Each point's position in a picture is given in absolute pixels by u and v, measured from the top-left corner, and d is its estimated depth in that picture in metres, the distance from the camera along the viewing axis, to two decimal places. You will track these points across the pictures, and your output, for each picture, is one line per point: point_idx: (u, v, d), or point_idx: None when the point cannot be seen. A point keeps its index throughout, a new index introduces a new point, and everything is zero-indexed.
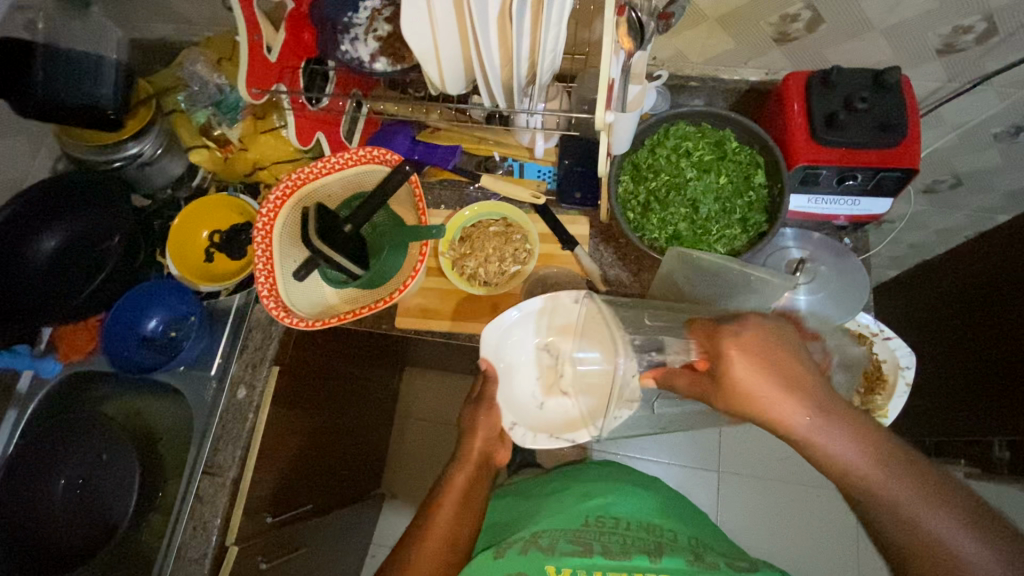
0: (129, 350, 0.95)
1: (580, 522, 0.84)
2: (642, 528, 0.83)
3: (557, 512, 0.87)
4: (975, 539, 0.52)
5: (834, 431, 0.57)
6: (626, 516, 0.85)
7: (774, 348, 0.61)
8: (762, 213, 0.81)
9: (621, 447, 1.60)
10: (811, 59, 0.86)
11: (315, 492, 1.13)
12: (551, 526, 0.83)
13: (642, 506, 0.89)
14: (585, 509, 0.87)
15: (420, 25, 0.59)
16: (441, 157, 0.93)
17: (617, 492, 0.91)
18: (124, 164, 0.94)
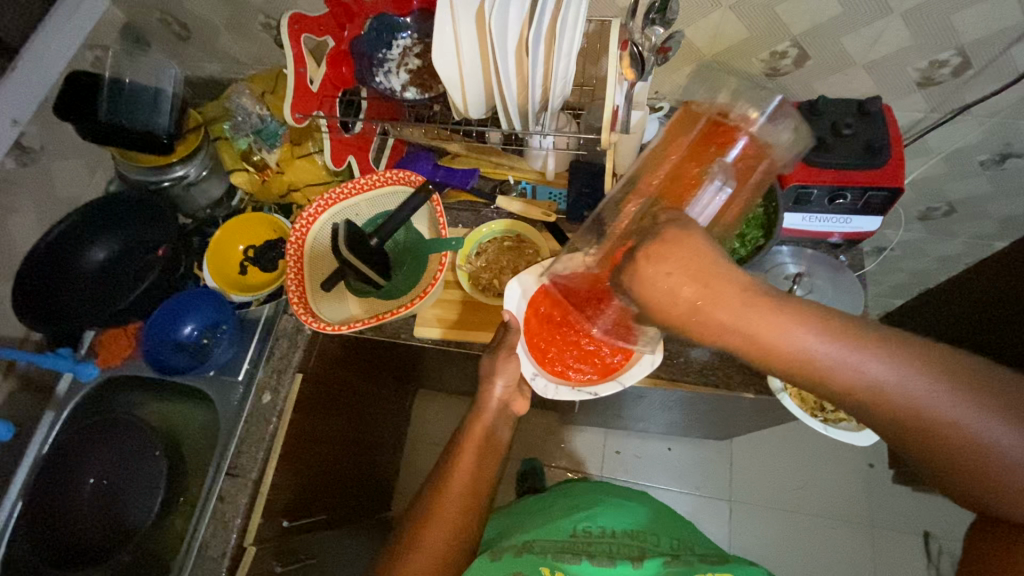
0: (164, 353, 1.01)
1: (567, 530, 0.84)
2: (628, 534, 0.84)
3: (547, 524, 0.88)
4: (963, 402, 0.44)
5: (775, 323, 0.49)
6: (612, 524, 0.86)
7: (693, 253, 0.51)
8: (759, 229, 0.85)
9: (631, 473, 1.60)
10: (801, 91, 0.94)
11: (327, 504, 1.15)
12: (541, 535, 0.84)
13: (629, 512, 0.90)
14: (573, 518, 0.88)
15: (448, 54, 0.67)
16: (461, 179, 1.01)
17: (603, 501, 0.92)
18: (171, 184, 1.04)
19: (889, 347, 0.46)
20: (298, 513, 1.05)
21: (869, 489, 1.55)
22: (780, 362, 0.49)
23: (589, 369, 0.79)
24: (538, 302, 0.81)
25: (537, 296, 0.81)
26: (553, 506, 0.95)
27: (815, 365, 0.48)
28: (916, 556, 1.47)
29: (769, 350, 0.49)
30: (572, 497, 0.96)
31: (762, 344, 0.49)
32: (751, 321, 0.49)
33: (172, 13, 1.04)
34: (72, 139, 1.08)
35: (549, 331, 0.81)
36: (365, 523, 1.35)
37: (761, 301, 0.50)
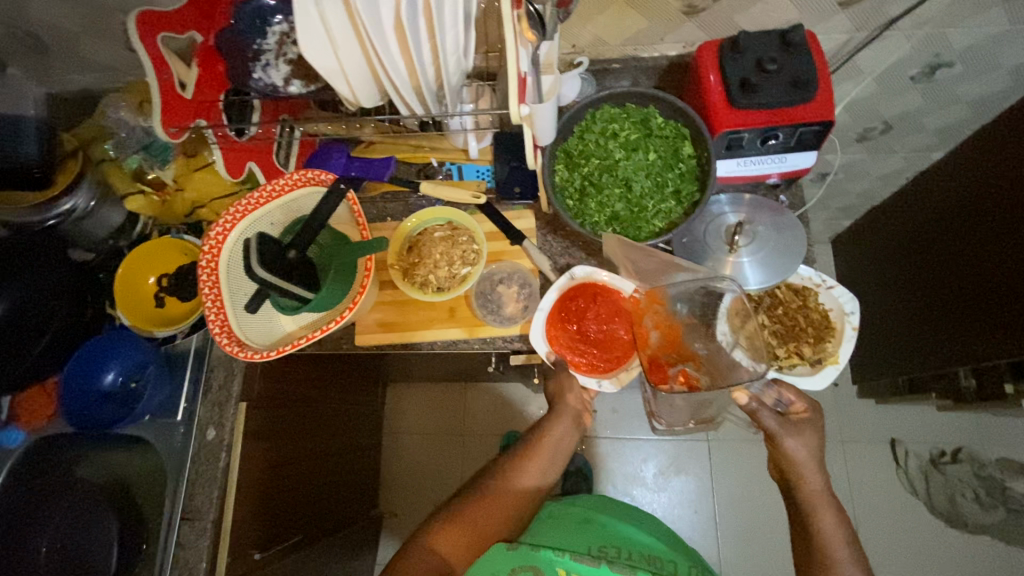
0: (91, 405, 0.94)
1: (588, 547, 0.88)
2: (646, 562, 0.88)
3: (567, 536, 0.92)
4: None
5: (830, 510, 0.75)
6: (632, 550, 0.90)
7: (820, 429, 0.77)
8: (694, 183, 0.81)
9: (609, 431, 1.62)
10: (723, 27, 0.88)
11: (302, 522, 1.12)
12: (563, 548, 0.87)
13: (643, 539, 0.94)
14: (592, 538, 0.91)
15: (321, 44, 0.59)
16: (377, 170, 0.94)
17: (619, 522, 0.98)
18: (58, 220, 0.93)
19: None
20: (269, 541, 1.00)
21: (837, 405, 1.60)
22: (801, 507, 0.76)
23: (625, 352, 0.84)
24: (554, 328, 0.85)
25: (550, 327, 0.85)
26: (571, 521, 0.97)
27: (812, 511, 0.76)
28: (885, 462, 1.54)
29: (816, 514, 0.75)
30: (590, 516, 0.99)
31: (806, 511, 0.76)
32: (816, 498, 0.76)
33: (16, 24, 0.90)
34: None
35: (579, 343, 0.85)
36: (350, 528, 1.34)
37: (823, 492, 0.76)
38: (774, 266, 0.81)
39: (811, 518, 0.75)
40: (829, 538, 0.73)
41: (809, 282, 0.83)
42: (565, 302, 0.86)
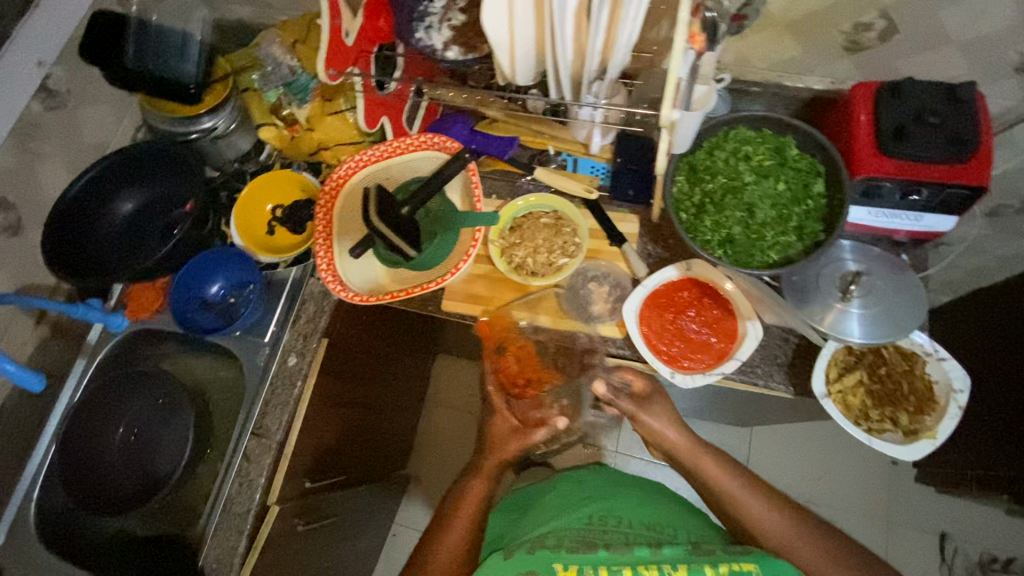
0: (191, 311, 0.99)
1: (582, 520, 0.86)
2: (644, 527, 0.85)
3: (562, 514, 0.90)
4: None
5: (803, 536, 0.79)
6: (627, 516, 0.87)
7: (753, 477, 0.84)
8: (819, 222, 0.79)
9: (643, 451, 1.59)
10: (881, 71, 0.84)
11: (347, 465, 1.16)
12: (560, 525, 0.85)
13: (646, 510, 0.90)
14: (586, 507, 0.90)
15: (499, 16, 0.61)
16: (498, 148, 0.96)
17: (617, 494, 0.94)
18: (200, 137, 0.99)
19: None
20: (318, 474, 1.05)
21: (888, 483, 1.52)
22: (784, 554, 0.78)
23: (710, 357, 0.82)
24: (647, 308, 0.85)
25: (643, 308, 0.85)
26: (567, 496, 0.95)
27: (793, 549, 0.79)
28: (927, 552, 1.46)
29: (794, 548, 0.78)
30: (585, 489, 0.96)
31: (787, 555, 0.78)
32: (787, 536, 0.79)
33: None
34: (99, 85, 0.98)
35: (666, 334, 0.84)
36: (381, 484, 1.38)
37: (790, 530, 0.80)
38: (881, 326, 0.78)
39: (790, 553, 0.78)
40: (822, 561, 0.77)
41: (918, 349, 0.79)
42: (668, 290, 0.85)
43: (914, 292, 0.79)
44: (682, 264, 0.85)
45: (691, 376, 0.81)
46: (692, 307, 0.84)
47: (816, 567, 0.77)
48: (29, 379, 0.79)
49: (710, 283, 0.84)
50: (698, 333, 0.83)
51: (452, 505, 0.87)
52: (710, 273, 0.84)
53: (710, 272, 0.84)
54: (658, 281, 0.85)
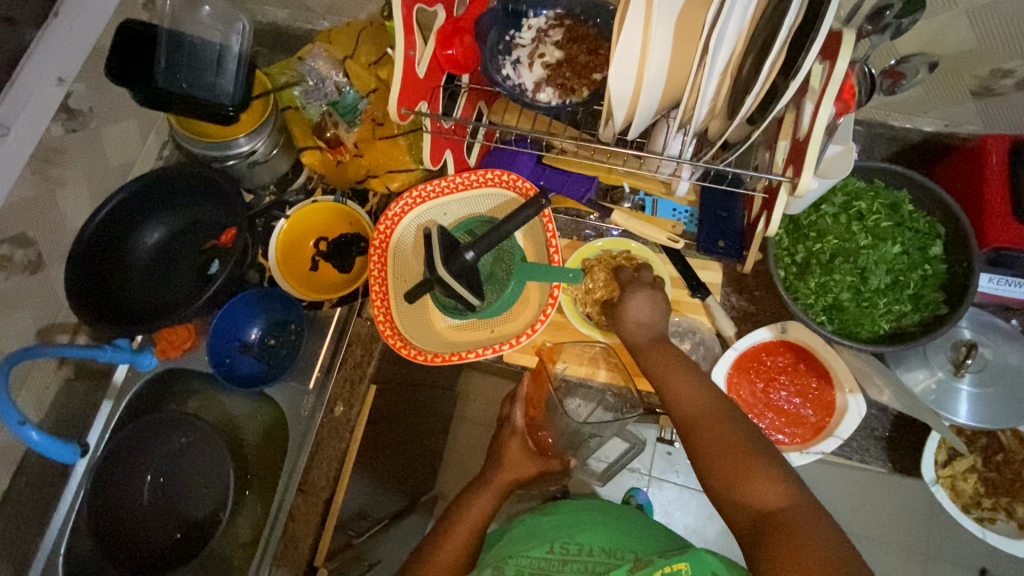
0: (231, 356, 0.91)
1: (542, 550, 0.68)
2: (602, 553, 0.65)
3: (523, 539, 0.72)
4: None
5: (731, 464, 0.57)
6: (588, 542, 0.68)
7: None
8: (938, 290, 0.72)
9: (685, 475, 1.19)
10: (1009, 119, 0.75)
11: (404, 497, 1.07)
12: (514, 556, 0.67)
13: (630, 537, 0.69)
14: (550, 535, 0.70)
15: (626, 68, 0.54)
16: (574, 188, 0.86)
17: (592, 519, 0.73)
18: (237, 162, 0.89)
19: (807, 513, 0.53)
20: (365, 524, 0.94)
21: None
22: (725, 468, 0.57)
23: (807, 430, 0.76)
24: (738, 374, 0.78)
25: (732, 374, 0.78)
26: (531, 523, 0.75)
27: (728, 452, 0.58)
28: None
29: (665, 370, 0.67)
30: (551, 514, 0.76)
31: (717, 459, 0.58)
32: (736, 441, 0.58)
33: None
34: (122, 99, 0.91)
35: (758, 404, 0.77)
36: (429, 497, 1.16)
37: (714, 405, 0.62)
38: (999, 409, 0.72)
39: (721, 457, 0.58)
40: (727, 438, 0.59)
41: None
42: (758, 353, 0.78)
43: None
44: (777, 327, 0.77)
45: (787, 452, 0.75)
46: (785, 373, 0.77)
47: (746, 471, 0.56)
48: (64, 452, 0.74)
49: (805, 349, 0.77)
50: (791, 403, 0.77)
51: (454, 513, 0.72)
52: (810, 339, 0.76)
53: (807, 337, 0.76)
54: (750, 343, 0.78)
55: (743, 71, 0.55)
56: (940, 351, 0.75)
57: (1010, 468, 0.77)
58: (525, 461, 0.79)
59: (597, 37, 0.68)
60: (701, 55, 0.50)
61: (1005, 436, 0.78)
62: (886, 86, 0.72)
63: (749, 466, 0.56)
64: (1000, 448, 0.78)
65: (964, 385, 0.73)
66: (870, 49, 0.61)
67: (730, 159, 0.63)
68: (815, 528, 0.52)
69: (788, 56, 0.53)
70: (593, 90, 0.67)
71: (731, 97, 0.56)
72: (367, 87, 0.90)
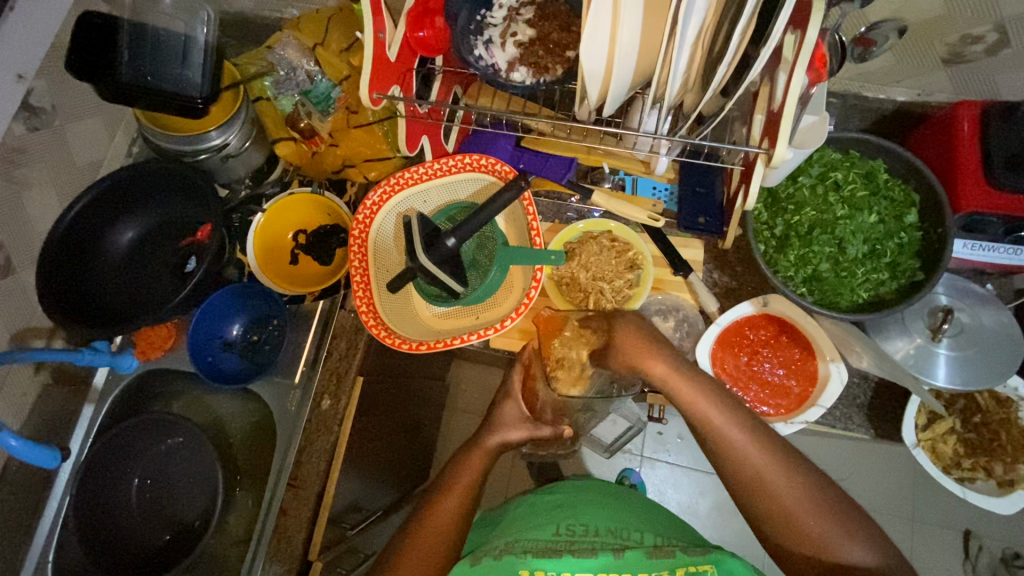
0: (214, 354, 0.90)
1: (547, 532, 0.68)
2: (607, 533, 0.67)
3: (526, 520, 0.73)
4: None
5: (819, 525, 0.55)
6: (593, 523, 0.69)
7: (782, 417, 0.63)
8: (914, 257, 0.73)
9: (675, 454, 1.21)
10: (980, 86, 0.75)
11: (396, 486, 1.07)
12: (522, 538, 0.67)
13: (631, 519, 0.71)
14: (553, 518, 0.71)
15: (599, 42, 0.53)
16: (554, 170, 0.85)
17: (595, 502, 0.74)
18: (209, 156, 0.87)
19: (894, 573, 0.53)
20: (359, 517, 0.96)
21: None
22: (795, 528, 0.56)
23: (790, 401, 0.77)
24: (720, 349, 0.78)
25: (716, 350, 0.78)
26: (531, 506, 0.76)
27: (811, 520, 0.56)
28: None
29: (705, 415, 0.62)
30: (549, 496, 0.78)
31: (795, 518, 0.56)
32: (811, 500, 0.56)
33: None
34: (85, 95, 0.88)
35: (742, 377, 0.78)
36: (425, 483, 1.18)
37: (773, 453, 0.59)
38: (976, 371, 0.73)
39: (800, 521, 0.56)
40: (808, 500, 0.56)
41: (1012, 395, 0.78)
42: (741, 328, 0.79)
43: (1014, 330, 0.75)
44: (758, 301, 0.78)
45: (772, 423, 0.76)
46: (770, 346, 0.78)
47: (836, 535, 0.55)
48: (43, 458, 0.73)
49: (785, 322, 0.78)
50: (774, 373, 0.78)
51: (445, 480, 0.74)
52: (793, 312, 0.77)
53: (789, 309, 0.77)
54: (733, 317, 0.78)
55: (714, 42, 0.55)
56: (918, 316, 0.76)
57: (989, 429, 0.79)
58: (520, 421, 0.80)
59: (568, 14, 0.67)
60: (671, 29, 0.49)
61: (982, 397, 0.80)
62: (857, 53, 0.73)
63: (824, 525, 0.55)
64: (977, 409, 0.80)
65: (942, 348, 0.74)
66: (840, 17, 0.60)
67: (705, 134, 0.63)
68: None
69: (757, 26, 0.53)
70: (567, 67, 0.66)
71: (705, 69, 0.56)
72: (340, 74, 0.88)
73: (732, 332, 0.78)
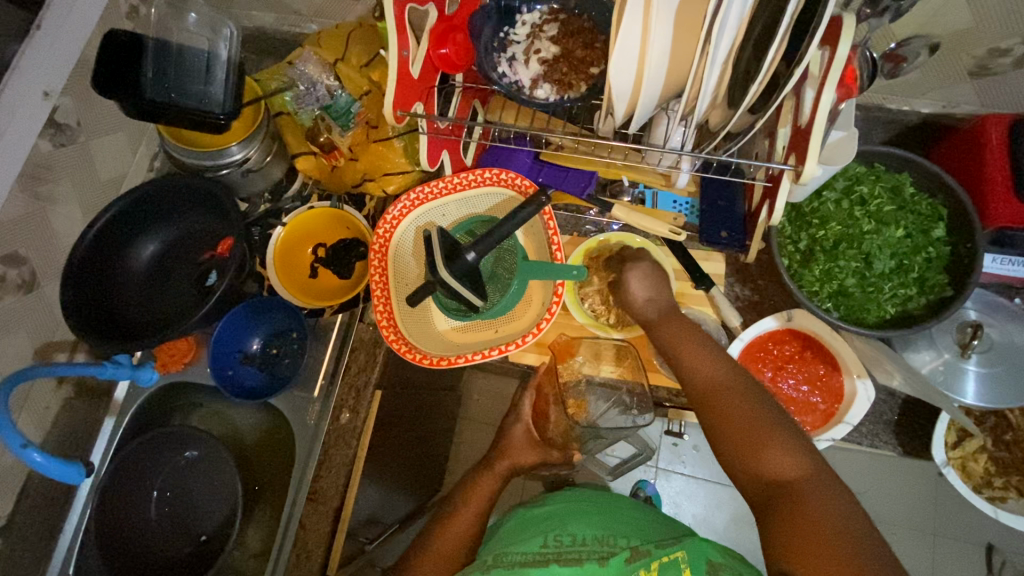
0: (232, 368, 0.90)
1: (535, 545, 0.67)
2: (594, 541, 0.66)
3: (517, 530, 0.72)
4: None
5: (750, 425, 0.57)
6: (582, 532, 0.68)
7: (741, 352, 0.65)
8: (942, 273, 0.72)
9: (692, 465, 1.19)
10: (1007, 98, 0.74)
11: (413, 497, 1.07)
12: (509, 552, 0.67)
13: (616, 523, 0.70)
14: (541, 529, 0.70)
15: (627, 61, 0.53)
16: (573, 184, 0.85)
17: (581, 507, 0.74)
18: (230, 172, 0.87)
19: (818, 485, 0.53)
20: (377, 530, 0.96)
21: None
22: (800, 513, 0.51)
23: (816, 418, 0.76)
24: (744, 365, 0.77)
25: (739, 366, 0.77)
26: (521, 521, 0.74)
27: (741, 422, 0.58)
28: None
29: (721, 399, 0.60)
30: (538, 508, 0.76)
31: (800, 501, 0.52)
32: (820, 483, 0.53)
33: None
34: (109, 111, 0.90)
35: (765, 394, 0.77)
36: (441, 494, 1.18)
37: (786, 430, 0.57)
38: (1009, 387, 0.72)
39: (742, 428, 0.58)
40: (748, 411, 0.58)
41: None
42: (764, 343, 0.78)
43: None
44: (782, 316, 0.77)
45: None
46: (795, 362, 0.77)
47: (765, 438, 0.56)
48: (68, 473, 0.73)
49: (809, 337, 0.77)
50: (798, 388, 0.77)
51: (462, 497, 0.76)
52: (817, 327, 0.76)
53: (814, 324, 0.76)
54: (757, 330, 0.77)
55: (742, 62, 0.54)
56: (948, 331, 0.75)
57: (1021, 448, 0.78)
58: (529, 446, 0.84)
59: (592, 30, 0.67)
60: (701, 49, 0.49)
61: (1013, 414, 0.78)
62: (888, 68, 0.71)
63: (826, 508, 0.51)
64: (1009, 427, 0.79)
65: (972, 364, 0.73)
66: (868, 32, 0.60)
67: (731, 150, 0.63)
68: (827, 496, 0.52)
69: (788, 45, 0.53)
70: (590, 84, 0.67)
71: (733, 87, 0.56)
72: (359, 90, 0.88)
73: (755, 349, 0.78)
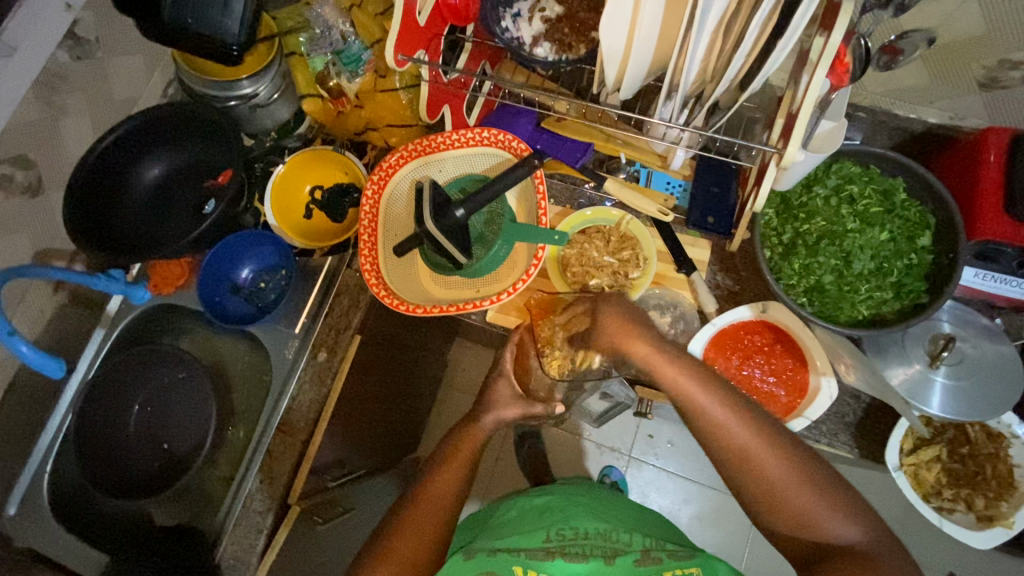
0: (221, 296, 0.92)
1: (541, 537, 0.68)
2: (597, 536, 0.68)
3: (524, 519, 0.74)
4: None
5: (804, 491, 0.58)
6: (583, 525, 0.70)
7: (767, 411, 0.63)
8: (921, 280, 0.72)
9: (664, 459, 1.21)
10: (1014, 113, 0.74)
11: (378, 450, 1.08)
12: (516, 541, 0.68)
13: (619, 522, 0.72)
14: (546, 522, 0.72)
15: (620, 24, 0.54)
16: (570, 153, 0.84)
17: (583, 502, 0.76)
18: (238, 103, 0.89)
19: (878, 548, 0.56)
20: (341, 471, 0.98)
21: None
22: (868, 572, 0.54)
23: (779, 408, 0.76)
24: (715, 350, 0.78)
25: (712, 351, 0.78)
26: (521, 511, 0.77)
27: (786, 494, 0.58)
28: None
29: (759, 468, 0.59)
30: (538, 498, 0.78)
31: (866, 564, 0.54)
32: (881, 551, 0.56)
33: None
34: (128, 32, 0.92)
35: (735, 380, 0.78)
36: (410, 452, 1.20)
37: (832, 496, 0.58)
38: (970, 403, 0.72)
39: (787, 502, 0.58)
40: (792, 482, 0.58)
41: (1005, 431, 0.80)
42: (737, 332, 0.78)
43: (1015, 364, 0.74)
44: (755, 305, 0.77)
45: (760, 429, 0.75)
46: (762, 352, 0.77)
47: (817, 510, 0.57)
48: (46, 365, 0.75)
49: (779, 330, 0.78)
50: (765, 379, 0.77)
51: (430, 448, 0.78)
52: (794, 320, 0.75)
53: (787, 315, 0.76)
54: (733, 317, 0.77)
55: None
56: (920, 343, 0.75)
57: (974, 462, 0.83)
58: (511, 400, 0.81)
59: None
60: (691, 13, 0.50)
61: (973, 430, 0.82)
62: (881, 61, 0.70)
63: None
64: (967, 441, 0.83)
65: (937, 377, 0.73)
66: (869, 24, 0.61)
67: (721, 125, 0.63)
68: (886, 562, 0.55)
69: None
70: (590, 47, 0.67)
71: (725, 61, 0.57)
72: (372, 37, 0.89)
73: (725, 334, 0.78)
